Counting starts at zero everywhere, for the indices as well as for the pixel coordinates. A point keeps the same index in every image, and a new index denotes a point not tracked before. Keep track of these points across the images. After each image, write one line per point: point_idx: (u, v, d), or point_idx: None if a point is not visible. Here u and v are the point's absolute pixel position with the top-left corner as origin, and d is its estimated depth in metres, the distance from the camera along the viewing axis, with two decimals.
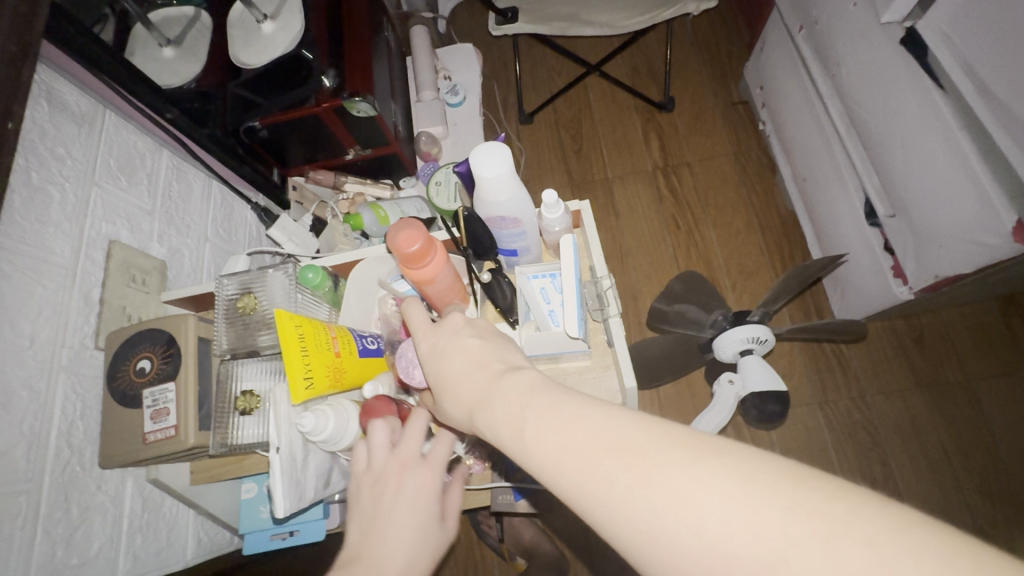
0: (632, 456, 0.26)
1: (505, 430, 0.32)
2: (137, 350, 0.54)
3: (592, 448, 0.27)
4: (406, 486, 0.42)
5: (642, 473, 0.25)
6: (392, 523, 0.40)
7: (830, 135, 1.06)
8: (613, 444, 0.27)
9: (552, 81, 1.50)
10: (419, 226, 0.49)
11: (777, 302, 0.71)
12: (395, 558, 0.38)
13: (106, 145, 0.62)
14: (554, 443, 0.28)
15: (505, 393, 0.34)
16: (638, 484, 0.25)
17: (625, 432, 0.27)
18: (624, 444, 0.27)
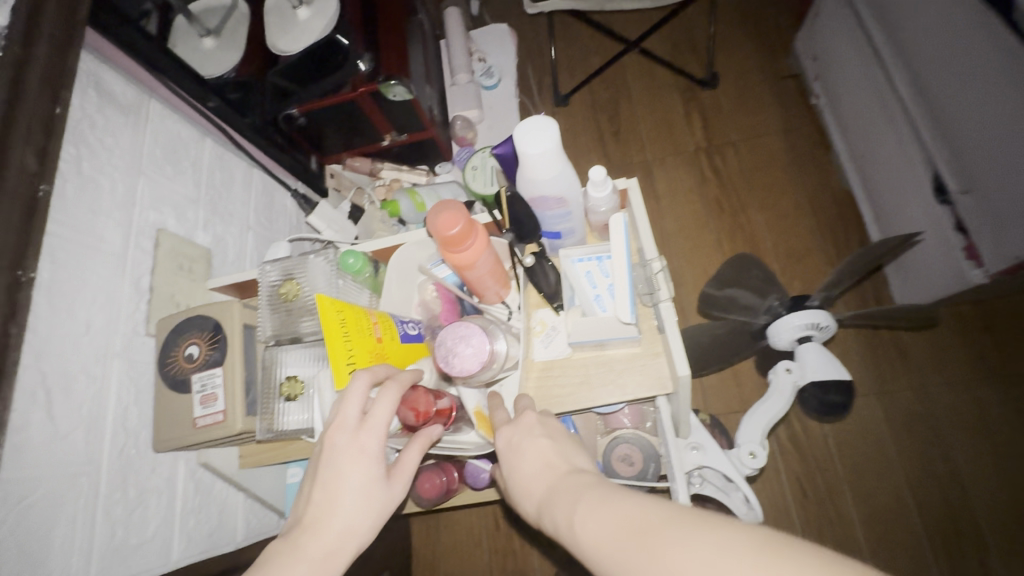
0: (653, 531, 0.28)
1: (553, 519, 0.35)
2: (185, 336, 0.55)
3: (597, 521, 0.31)
4: (338, 449, 0.41)
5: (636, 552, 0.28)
6: (326, 487, 0.40)
7: (893, 106, 0.98)
8: (625, 520, 0.30)
9: (587, 61, 1.45)
10: (461, 208, 0.47)
11: (840, 286, 0.66)
12: (328, 526, 0.38)
13: (152, 135, 0.63)
14: (568, 526, 0.33)
15: (541, 470, 0.39)
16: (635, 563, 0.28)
17: (630, 512, 0.30)
18: (627, 520, 0.30)
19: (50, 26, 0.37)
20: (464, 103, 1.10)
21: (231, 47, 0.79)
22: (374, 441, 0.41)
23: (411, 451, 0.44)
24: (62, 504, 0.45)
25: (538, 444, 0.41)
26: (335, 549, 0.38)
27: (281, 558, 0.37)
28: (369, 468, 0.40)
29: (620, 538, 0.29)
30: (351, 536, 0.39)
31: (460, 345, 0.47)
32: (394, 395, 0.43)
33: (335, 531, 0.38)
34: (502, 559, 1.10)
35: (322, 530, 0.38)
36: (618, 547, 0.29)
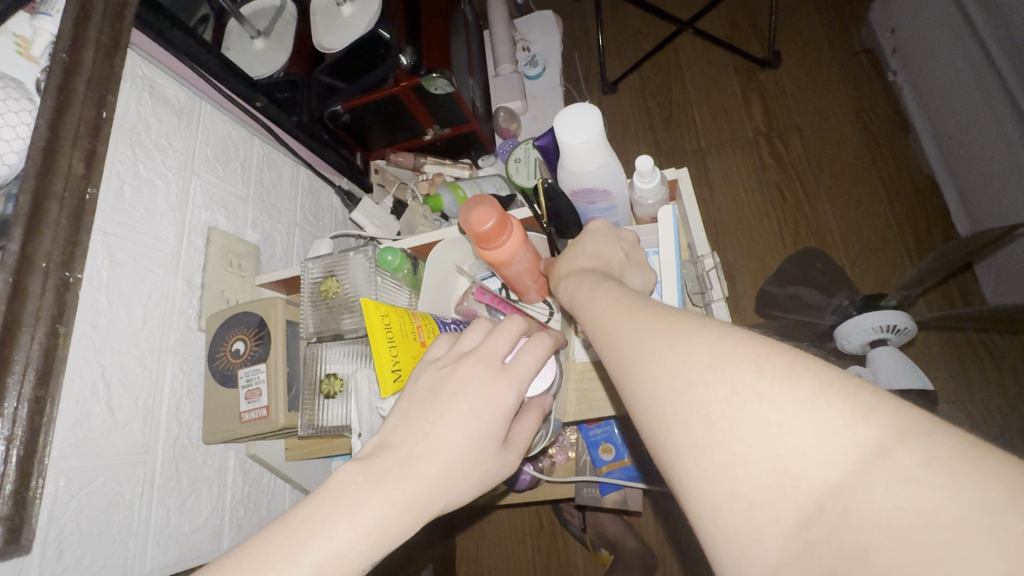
0: (664, 317, 0.29)
1: (577, 288, 0.37)
2: (233, 332, 0.56)
3: (623, 295, 0.33)
4: (470, 385, 0.36)
5: (631, 318, 0.30)
6: (442, 417, 0.35)
7: (987, 81, 0.87)
8: (637, 306, 0.31)
9: (638, 45, 1.39)
10: (494, 203, 0.45)
11: (923, 284, 0.59)
12: (427, 465, 0.33)
13: (204, 136, 0.65)
14: (593, 289, 0.35)
15: (591, 256, 0.41)
16: (625, 322, 0.31)
17: (628, 297, 0.33)
18: (626, 297, 0.33)
19: (97, 32, 0.39)
20: (508, 94, 1.08)
21: (279, 47, 0.81)
22: (510, 395, 0.36)
23: (524, 423, 0.38)
24: (121, 491, 0.48)
25: (608, 247, 0.41)
26: (420, 497, 0.32)
27: (364, 486, 0.32)
28: (492, 423, 0.35)
29: (632, 305, 0.32)
30: (442, 491, 0.33)
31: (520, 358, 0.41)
32: (548, 348, 0.38)
33: (429, 478, 0.33)
34: (546, 556, 1.09)
35: (420, 465, 0.33)
36: (603, 310, 0.33)
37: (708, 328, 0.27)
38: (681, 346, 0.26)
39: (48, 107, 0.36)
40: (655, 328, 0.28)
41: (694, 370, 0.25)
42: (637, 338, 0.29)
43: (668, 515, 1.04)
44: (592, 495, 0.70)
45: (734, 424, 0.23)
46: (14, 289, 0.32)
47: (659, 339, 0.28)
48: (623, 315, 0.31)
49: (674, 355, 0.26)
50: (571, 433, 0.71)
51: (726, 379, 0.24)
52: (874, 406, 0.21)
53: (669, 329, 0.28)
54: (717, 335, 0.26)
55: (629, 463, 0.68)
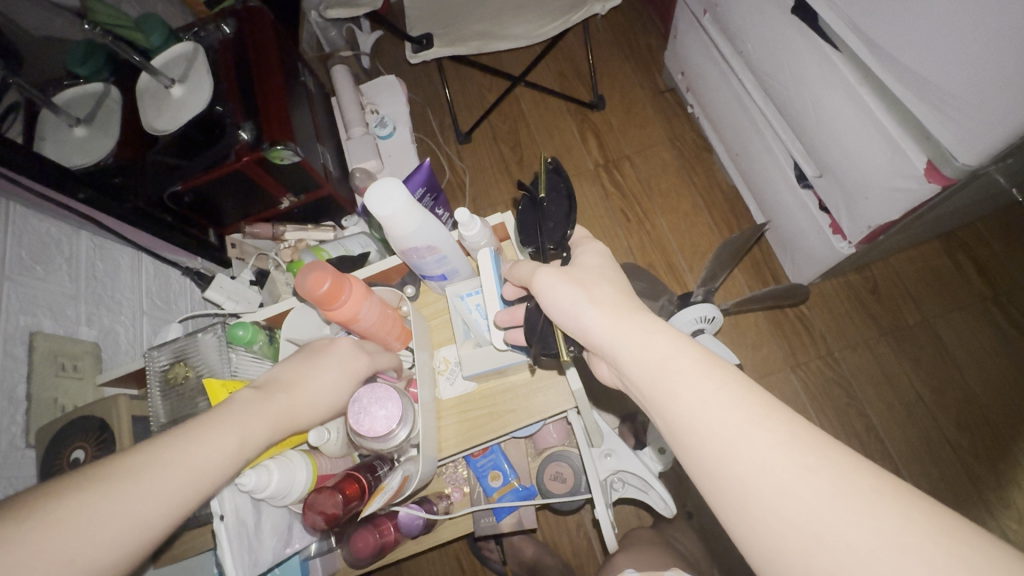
0: (775, 417, 0.34)
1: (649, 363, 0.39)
2: (69, 442, 0.52)
3: (718, 369, 0.37)
4: (245, 411, 0.42)
5: (721, 402, 0.35)
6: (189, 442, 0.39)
7: (751, 110, 1.09)
8: (747, 399, 0.35)
9: (483, 98, 1.52)
10: (326, 266, 0.49)
11: (717, 278, 0.72)
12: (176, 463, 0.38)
13: (15, 237, 0.61)
14: (663, 354, 0.38)
15: (621, 301, 0.43)
16: (726, 408, 0.34)
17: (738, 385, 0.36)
18: (729, 383, 0.36)
19: None
20: (363, 155, 1.13)
21: (106, 135, 0.76)
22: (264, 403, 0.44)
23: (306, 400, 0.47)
24: None
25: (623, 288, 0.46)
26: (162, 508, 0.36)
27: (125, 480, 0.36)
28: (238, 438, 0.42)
29: (724, 382, 0.36)
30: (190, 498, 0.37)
31: (374, 407, 0.48)
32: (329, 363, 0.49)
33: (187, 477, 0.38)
34: None
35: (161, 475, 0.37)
36: (696, 381, 0.36)
37: (826, 444, 0.32)
38: (790, 453, 0.32)
39: None
40: (777, 435, 0.33)
41: (798, 469, 0.31)
42: (727, 421, 0.34)
43: (578, 527, 1.09)
44: (489, 523, 0.73)
45: (811, 519, 0.30)
46: None
47: (748, 428, 0.33)
48: (713, 395, 0.35)
49: (790, 456, 0.32)
50: (461, 468, 0.74)
51: (835, 494, 0.30)
52: (927, 516, 0.29)
53: (764, 419, 0.33)
54: (812, 440, 0.32)
55: (517, 484, 0.73)
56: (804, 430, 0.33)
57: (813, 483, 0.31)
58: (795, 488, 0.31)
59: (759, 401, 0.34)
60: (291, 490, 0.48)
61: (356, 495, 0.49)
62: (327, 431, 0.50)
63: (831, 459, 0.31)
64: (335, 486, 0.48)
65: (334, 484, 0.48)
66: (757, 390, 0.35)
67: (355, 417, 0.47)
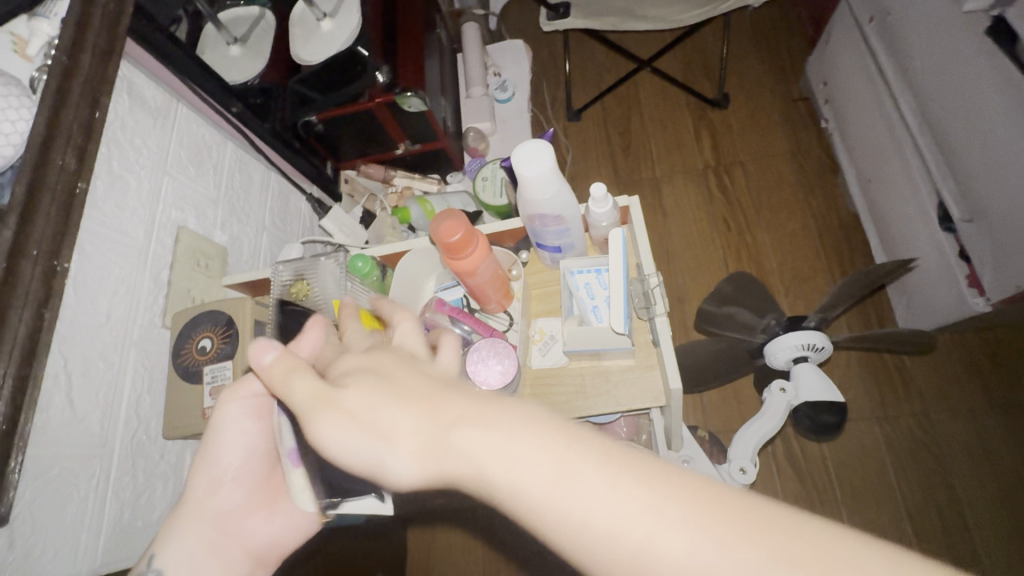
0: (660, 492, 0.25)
1: (485, 453, 0.28)
2: (198, 330, 0.57)
3: (575, 443, 0.27)
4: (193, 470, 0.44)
5: (592, 498, 0.25)
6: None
7: (901, 134, 0.99)
8: (623, 486, 0.25)
9: (600, 77, 1.48)
10: (463, 217, 0.50)
11: (837, 308, 0.67)
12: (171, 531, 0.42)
13: (178, 137, 0.66)
14: (488, 425, 0.28)
15: (385, 391, 0.32)
16: (599, 525, 0.25)
17: (613, 466, 0.26)
18: (591, 479, 0.26)
19: (95, 36, 0.42)
20: (478, 115, 1.13)
21: (257, 55, 0.80)
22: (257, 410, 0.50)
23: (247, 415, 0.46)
24: (77, 482, 0.48)
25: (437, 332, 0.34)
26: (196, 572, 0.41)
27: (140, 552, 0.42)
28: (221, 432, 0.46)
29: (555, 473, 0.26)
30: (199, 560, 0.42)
31: (493, 361, 0.50)
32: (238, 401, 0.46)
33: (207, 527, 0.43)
34: None
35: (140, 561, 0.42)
36: (552, 488, 0.26)
37: (727, 527, 0.23)
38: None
39: (47, 105, 0.38)
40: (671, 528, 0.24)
41: None
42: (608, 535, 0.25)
43: None
44: None
45: None
46: (7, 272, 0.34)
47: (631, 513, 0.25)
48: (572, 486, 0.26)
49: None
50: None
51: None
52: None
53: (654, 509, 0.24)
54: (707, 509, 0.24)
55: None
56: (690, 494, 0.25)
57: None
58: None
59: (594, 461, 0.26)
60: None
61: None
62: None
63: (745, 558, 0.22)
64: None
65: None
66: (619, 455, 0.26)
67: (474, 367, 0.49)
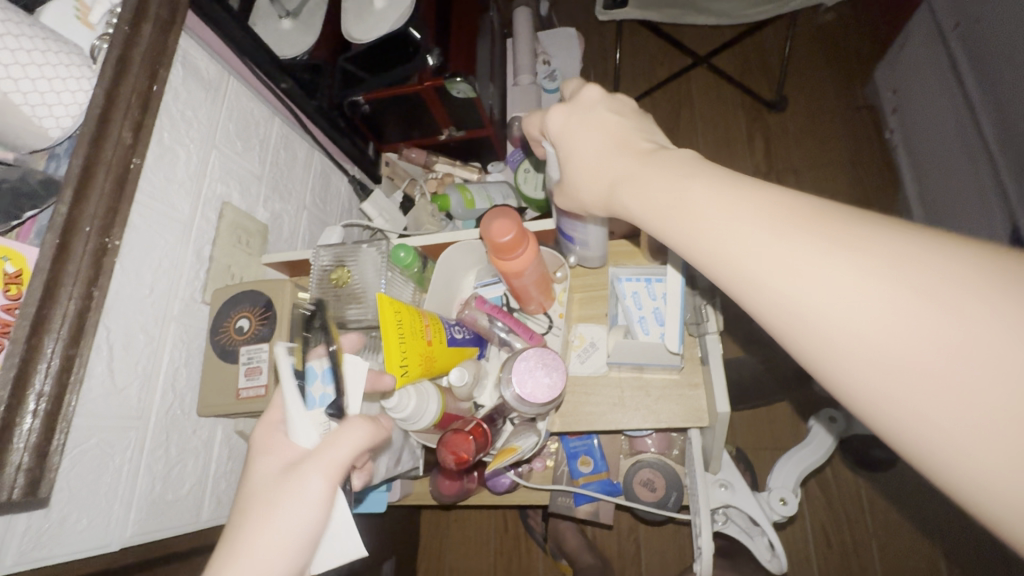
0: (836, 248, 0.27)
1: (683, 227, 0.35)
2: (237, 309, 0.57)
3: (750, 209, 0.31)
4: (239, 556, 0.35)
5: (769, 251, 0.30)
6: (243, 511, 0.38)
7: (977, 152, 0.93)
8: (793, 245, 0.29)
9: (652, 72, 1.43)
10: (515, 217, 0.48)
11: None
12: None
13: (228, 110, 0.65)
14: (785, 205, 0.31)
15: (695, 180, 0.35)
16: (775, 275, 0.29)
17: (801, 229, 0.29)
18: (771, 243, 0.30)
19: (157, 6, 0.41)
20: (524, 104, 1.10)
21: (307, 30, 0.78)
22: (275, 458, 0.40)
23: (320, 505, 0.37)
24: (113, 452, 0.48)
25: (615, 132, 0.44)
26: None
27: None
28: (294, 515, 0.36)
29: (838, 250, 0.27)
30: None
31: (541, 371, 0.48)
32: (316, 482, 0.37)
33: None
34: (507, 562, 1.11)
35: None
36: (746, 243, 0.31)
37: (898, 268, 0.25)
38: (867, 314, 0.26)
39: (107, 77, 0.38)
40: (845, 268, 0.27)
41: (891, 337, 0.25)
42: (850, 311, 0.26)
43: (630, 532, 1.07)
44: (565, 504, 0.72)
45: (926, 367, 0.24)
46: (59, 248, 0.35)
47: (824, 276, 0.27)
48: (753, 245, 0.30)
49: (858, 311, 0.26)
50: (552, 442, 0.73)
51: (929, 331, 0.24)
52: None
53: (824, 260, 0.27)
54: (887, 268, 0.26)
55: (606, 477, 0.71)
56: (885, 253, 0.26)
57: (910, 326, 0.24)
58: (900, 343, 0.25)
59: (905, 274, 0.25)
60: (422, 418, 0.50)
61: (481, 442, 0.50)
62: (465, 372, 0.52)
63: (900, 296, 0.25)
64: (468, 429, 0.49)
65: (468, 428, 0.49)
66: (809, 220, 0.29)
67: (521, 377, 0.47)
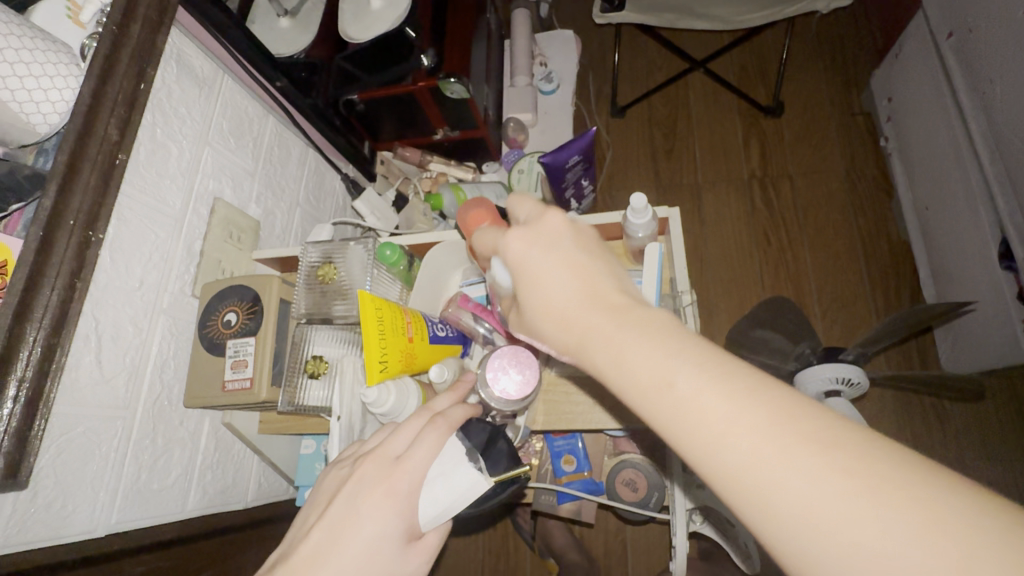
0: (782, 414, 0.23)
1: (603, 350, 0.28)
2: (225, 303, 0.58)
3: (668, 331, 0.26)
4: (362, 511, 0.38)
5: (699, 393, 0.24)
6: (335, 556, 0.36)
7: (968, 161, 0.93)
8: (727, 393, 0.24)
9: (650, 75, 1.43)
10: (491, 206, 0.49)
11: (879, 344, 0.63)
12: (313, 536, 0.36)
13: (221, 108, 0.66)
14: (746, 418, 0.23)
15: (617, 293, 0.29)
16: (703, 425, 0.24)
17: (730, 382, 0.24)
18: (701, 383, 0.24)
19: (146, 7, 0.42)
20: (520, 105, 1.11)
21: (305, 29, 0.80)
22: (397, 526, 0.37)
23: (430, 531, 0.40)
24: (99, 442, 0.49)
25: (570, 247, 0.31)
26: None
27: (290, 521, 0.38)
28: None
29: (853, 481, 0.21)
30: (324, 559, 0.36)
31: (513, 369, 0.49)
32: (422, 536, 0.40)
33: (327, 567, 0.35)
34: (495, 560, 1.12)
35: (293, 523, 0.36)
36: (667, 374, 0.25)
37: (849, 451, 0.21)
38: (817, 497, 0.21)
39: (94, 75, 0.39)
40: (793, 438, 0.22)
41: (845, 531, 0.20)
42: (891, 551, 0.19)
43: (618, 532, 1.08)
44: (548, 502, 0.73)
45: (889, 567, 0.19)
46: (42, 241, 0.36)
47: (769, 442, 0.22)
48: (689, 379, 0.25)
49: (803, 492, 0.21)
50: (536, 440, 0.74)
51: (880, 519, 0.20)
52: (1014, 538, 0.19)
53: (762, 424, 0.23)
54: (834, 446, 0.22)
55: (587, 475, 0.72)
56: (832, 432, 0.22)
57: (858, 514, 0.20)
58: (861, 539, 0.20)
59: (954, 530, 0.19)
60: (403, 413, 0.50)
61: None
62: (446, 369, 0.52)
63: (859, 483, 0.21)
64: None
65: None
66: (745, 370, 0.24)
67: (494, 374, 0.49)
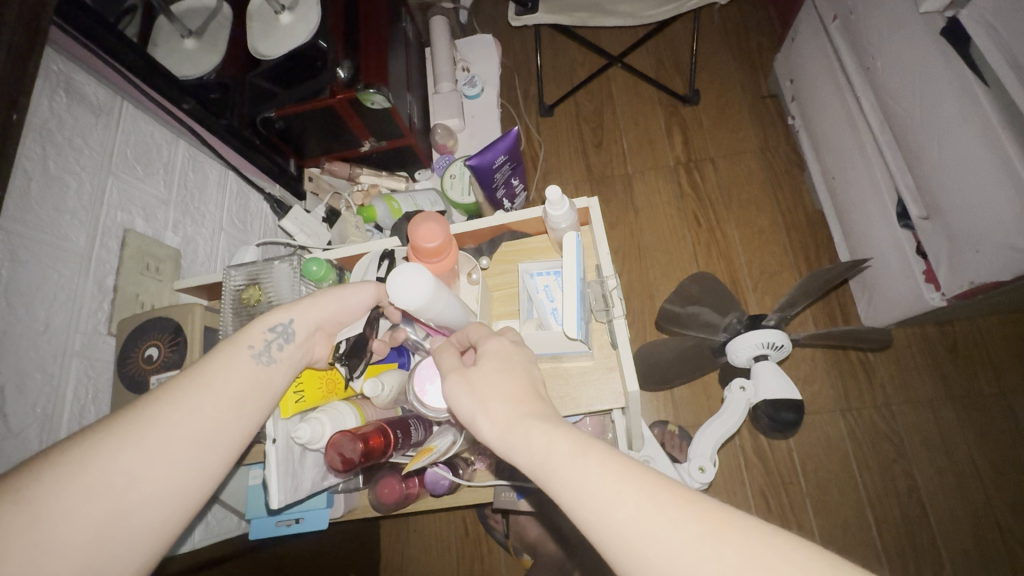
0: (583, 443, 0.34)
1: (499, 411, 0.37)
2: (145, 338, 0.55)
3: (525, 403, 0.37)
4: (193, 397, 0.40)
5: (542, 438, 0.34)
6: (159, 414, 0.37)
7: (863, 133, 1.01)
8: (552, 432, 0.34)
9: (573, 73, 1.47)
10: (441, 224, 0.52)
11: (795, 307, 0.68)
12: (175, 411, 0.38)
13: (123, 135, 0.63)
14: (545, 438, 0.34)
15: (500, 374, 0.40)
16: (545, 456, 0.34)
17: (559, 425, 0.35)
18: (542, 432, 0.35)
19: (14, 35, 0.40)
20: (446, 111, 1.12)
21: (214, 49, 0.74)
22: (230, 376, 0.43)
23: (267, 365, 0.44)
24: None
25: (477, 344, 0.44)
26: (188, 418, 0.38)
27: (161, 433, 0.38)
28: (233, 429, 0.39)
29: (643, 481, 0.31)
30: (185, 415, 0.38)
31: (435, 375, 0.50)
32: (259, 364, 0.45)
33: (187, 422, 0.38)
34: (470, 564, 1.12)
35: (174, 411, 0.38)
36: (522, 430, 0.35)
37: (628, 465, 0.32)
38: (613, 497, 0.31)
39: None
40: (600, 459, 0.33)
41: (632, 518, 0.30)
42: (663, 531, 0.29)
43: None
44: (509, 499, 0.74)
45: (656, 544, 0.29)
46: None
47: (589, 466, 0.32)
48: (535, 432, 0.35)
49: (603, 498, 0.31)
50: None
51: (647, 506, 0.30)
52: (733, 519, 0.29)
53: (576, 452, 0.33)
54: (623, 464, 0.32)
55: None
56: (617, 456, 0.33)
57: (636, 501, 0.30)
58: (635, 517, 0.30)
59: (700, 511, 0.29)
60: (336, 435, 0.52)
61: (379, 446, 0.51)
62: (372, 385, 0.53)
63: (637, 487, 0.31)
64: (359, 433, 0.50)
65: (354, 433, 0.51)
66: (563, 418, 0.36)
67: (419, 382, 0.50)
